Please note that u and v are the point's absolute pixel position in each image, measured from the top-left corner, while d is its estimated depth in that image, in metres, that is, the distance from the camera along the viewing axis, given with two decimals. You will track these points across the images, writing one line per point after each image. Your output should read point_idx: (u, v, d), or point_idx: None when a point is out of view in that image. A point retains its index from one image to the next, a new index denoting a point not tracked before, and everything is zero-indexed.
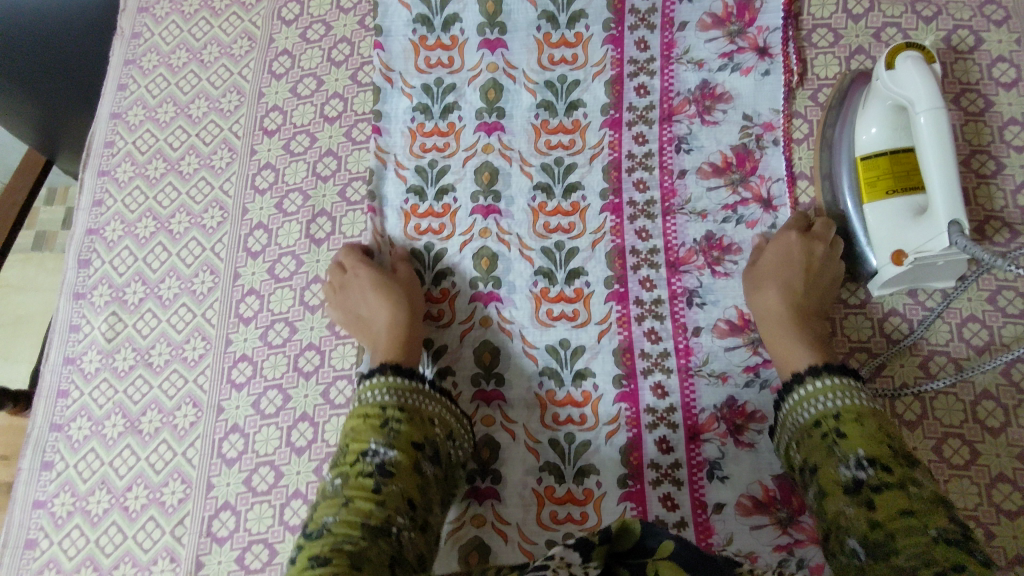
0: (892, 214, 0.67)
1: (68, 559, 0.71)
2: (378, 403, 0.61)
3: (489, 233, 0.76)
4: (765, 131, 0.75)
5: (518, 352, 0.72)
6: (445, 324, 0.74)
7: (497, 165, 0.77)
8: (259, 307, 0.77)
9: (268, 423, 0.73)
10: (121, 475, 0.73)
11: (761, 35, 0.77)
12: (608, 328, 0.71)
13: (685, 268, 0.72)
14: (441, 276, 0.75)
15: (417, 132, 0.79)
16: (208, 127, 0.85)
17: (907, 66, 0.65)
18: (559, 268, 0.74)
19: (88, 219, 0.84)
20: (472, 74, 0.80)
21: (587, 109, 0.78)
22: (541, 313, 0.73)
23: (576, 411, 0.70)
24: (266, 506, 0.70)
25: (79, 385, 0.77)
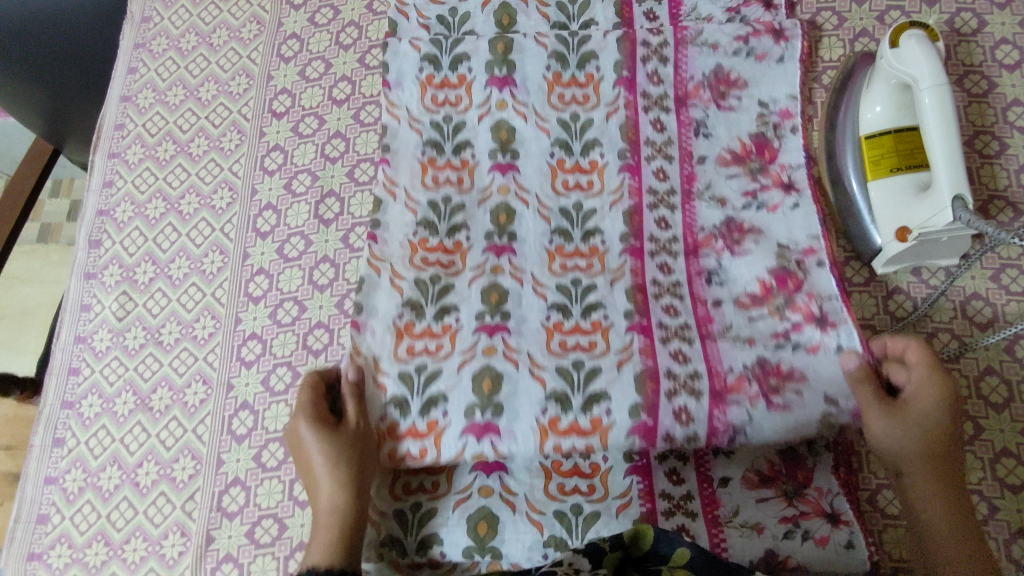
0: (896, 191, 0.68)
1: (80, 534, 0.71)
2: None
3: (508, 190, 0.74)
4: (782, 119, 0.76)
5: (529, 295, 0.69)
6: (453, 272, 0.70)
7: (512, 124, 0.76)
8: (269, 286, 0.78)
9: (278, 400, 0.73)
10: (132, 451, 0.74)
11: (775, 20, 0.79)
12: (623, 276, 0.69)
13: (704, 251, 0.72)
14: (455, 228, 0.72)
15: (426, 83, 0.78)
16: (217, 109, 0.86)
17: (911, 44, 0.66)
18: (576, 226, 0.72)
19: (99, 200, 0.85)
20: (482, 31, 0.79)
21: (599, 62, 0.77)
22: (553, 265, 0.70)
23: (584, 339, 0.66)
24: (276, 481, 0.70)
25: (91, 362, 0.78)
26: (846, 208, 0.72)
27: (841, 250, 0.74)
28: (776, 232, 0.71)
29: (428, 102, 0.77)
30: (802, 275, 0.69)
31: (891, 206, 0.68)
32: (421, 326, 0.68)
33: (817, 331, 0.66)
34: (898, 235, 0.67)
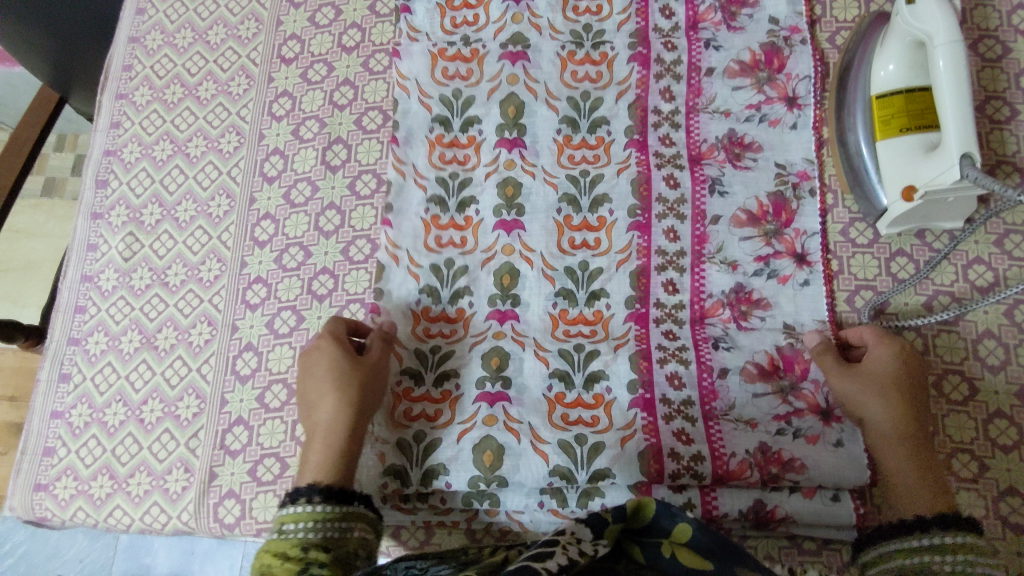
0: (904, 150, 0.67)
1: (85, 467, 0.72)
2: (298, 543, 0.51)
3: (513, 250, 0.73)
4: (792, 34, 0.78)
5: (530, 358, 0.69)
6: (455, 338, 0.70)
7: (520, 180, 0.75)
8: (274, 231, 0.78)
9: (282, 342, 0.74)
10: (137, 389, 0.74)
11: (790, 82, 0.76)
12: (626, 343, 0.69)
13: (710, 319, 0.70)
14: (464, 204, 0.75)
15: (435, 142, 0.77)
16: (225, 54, 0.86)
17: (928, 0, 0.66)
18: (581, 288, 0.71)
19: (106, 140, 0.85)
20: (491, 87, 0.78)
21: (611, 127, 0.76)
22: (555, 330, 0.70)
23: (587, 326, 0.70)
24: (278, 422, 0.71)
25: (97, 301, 0.78)
26: (852, 171, 0.72)
27: (846, 210, 0.74)
28: (784, 309, 0.70)
29: (447, 24, 0.80)
30: (811, 357, 0.67)
31: (897, 165, 0.68)
32: (422, 391, 0.68)
33: (818, 421, 0.65)
34: (904, 194, 0.67)
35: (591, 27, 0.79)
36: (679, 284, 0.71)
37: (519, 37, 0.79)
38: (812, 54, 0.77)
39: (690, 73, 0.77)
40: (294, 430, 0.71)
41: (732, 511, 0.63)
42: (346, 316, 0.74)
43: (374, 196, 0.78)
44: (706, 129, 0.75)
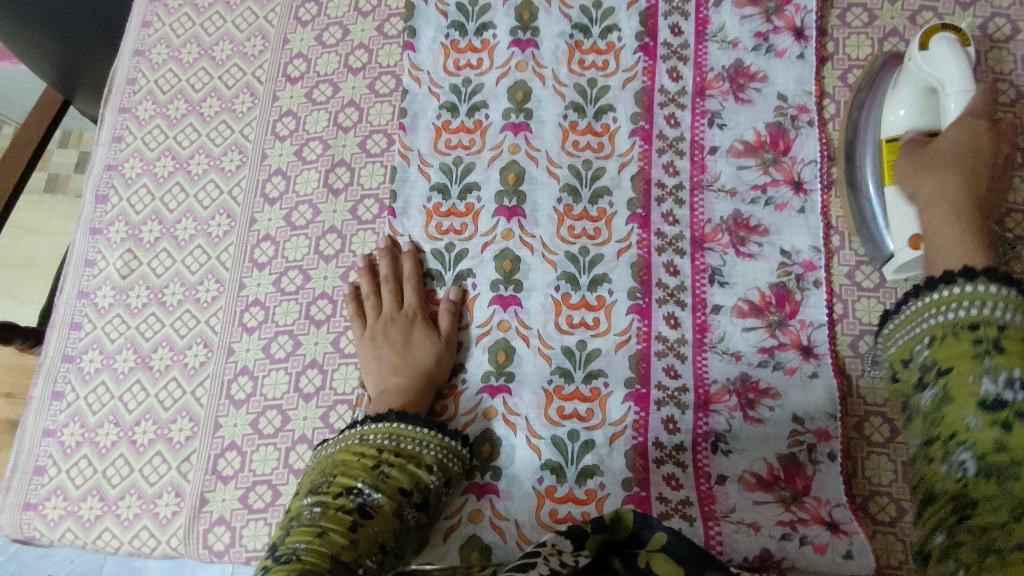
0: (909, 196, 0.66)
1: (75, 488, 0.72)
2: (376, 446, 0.61)
3: (509, 326, 0.73)
4: (799, 113, 0.77)
5: (522, 444, 0.68)
6: (446, 419, 0.70)
7: (518, 253, 0.75)
8: (274, 253, 0.77)
9: (278, 367, 0.73)
10: (130, 409, 0.74)
11: (795, 166, 0.75)
12: (623, 432, 0.68)
13: (715, 407, 0.68)
14: (461, 277, 0.75)
15: (433, 212, 0.77)
16: (231, 70, 0.85)
17: (942, 47, 0.66)
18: (578, 368, 0.70)
19: (108, 154, 0.84)
20: (492, 155, 0.78)
21: (613, 198, 0.76)
22: (550, 410, 0.69)
23: (583, 405, 0.69)
24: (272, 449, 0.71)
25: (93, 318, 0.78)
26: (858, 216, 0.72)
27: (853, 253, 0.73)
28: (793, 402, 0.68)
29: (450, 66, 0.81)
30: (811, 471, 0.66)
31: (897, 213, 0.67)
32: None
33: (826, 530, 0.63)
34: (912, 244, 0.65)
35: (596, 82, 0.79)
36: (680, 319, 0.71)
37: (522, 86, 0.79)
38: (817, 134, 0.76)
39: (693, 150, 0.77)
40: (287, 458, 0.70)
41: (736, 558, 0.62)
42: (343, 343, 0.74)
43: (377, 221, 0.78)
44: (711, 210, 0.75)
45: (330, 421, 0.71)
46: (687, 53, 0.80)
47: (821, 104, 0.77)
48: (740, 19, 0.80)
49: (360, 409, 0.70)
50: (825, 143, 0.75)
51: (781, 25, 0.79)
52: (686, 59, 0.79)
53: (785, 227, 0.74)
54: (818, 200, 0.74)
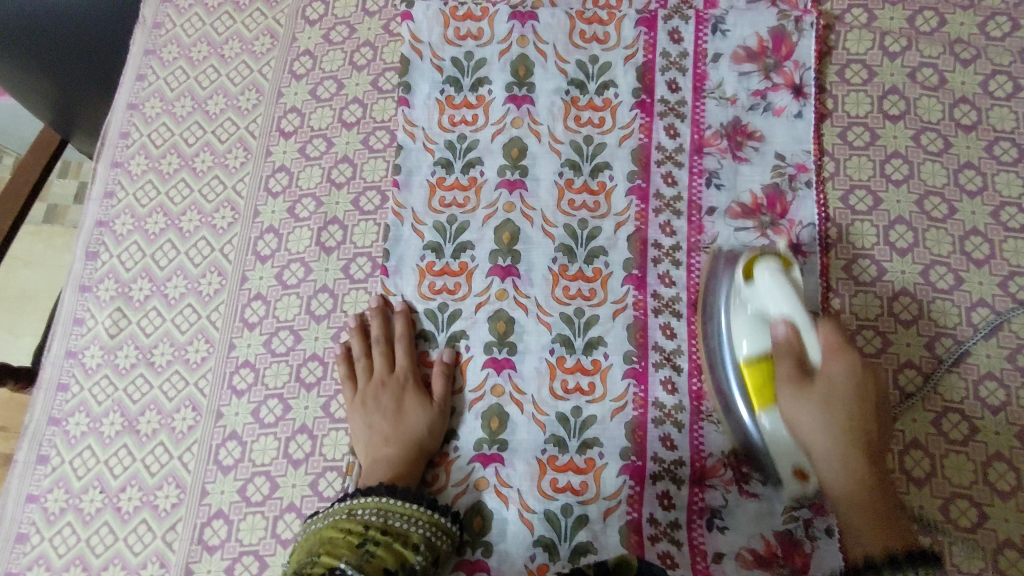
0: (780, 427, 0.62)
1: (58, 557, 0.70)
2: (363, 522, 0.59)
3: (502, 391, 0.71)
4: (797, 172, 0.76)
5: (513, 518, 0.67)
6: (437, 490, 0.69)
7: (512, 314, 0.73)
8: (265, 313, 0.76)
9: (267, 433, 0.72)
10: (116, 474, 0.72)
11: (793, 229, 0.74)
12: (617, 507, 0.66)
13: (712, 480, 0.67)
14: (454, 338, 0.73)
15: (426, 270, 0.75)
16: (224, 124, 0.84)
17: (767, 279, 0.63)
18: (572, 437, 0.69)
19: (99, 209, 0.83)
20: (487, 214, 0.77)
21: (608, 259, 0.74)
22: (543, 482, 0.67)
23: (576, 477, 0.67)
24: (259, 517, 0.69)
25: (80, 379, 0.76)
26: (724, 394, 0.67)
27: (853, 318, 0.72)
28: None
29: (444, 122, 0.80)
30: (809, 548, 0.64)
31: (781, 450, 0.63)
32: None
33: None
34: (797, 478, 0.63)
35: (592, 139, 0.78)
36: (677, 384, 0.70)
37: (517, 143, 0.78)
38: (815, 194, 0.75)
39: (690, 211, 0.76)
40: (275, 527, 0.69)
41: None
42: (333, 408, 0.72)
43: (369, 280, 0.76)
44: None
45: (319, 489, 0.69)
46: (684, 110, 0.79)
47: (821, 162, 0.76)
48: (738, 76, 0.79)
49: (351, 478, 0.69)
50: (823, 204, 0.74)
51: (779, 82, 0.78)
52: (684, 117, 0.78)
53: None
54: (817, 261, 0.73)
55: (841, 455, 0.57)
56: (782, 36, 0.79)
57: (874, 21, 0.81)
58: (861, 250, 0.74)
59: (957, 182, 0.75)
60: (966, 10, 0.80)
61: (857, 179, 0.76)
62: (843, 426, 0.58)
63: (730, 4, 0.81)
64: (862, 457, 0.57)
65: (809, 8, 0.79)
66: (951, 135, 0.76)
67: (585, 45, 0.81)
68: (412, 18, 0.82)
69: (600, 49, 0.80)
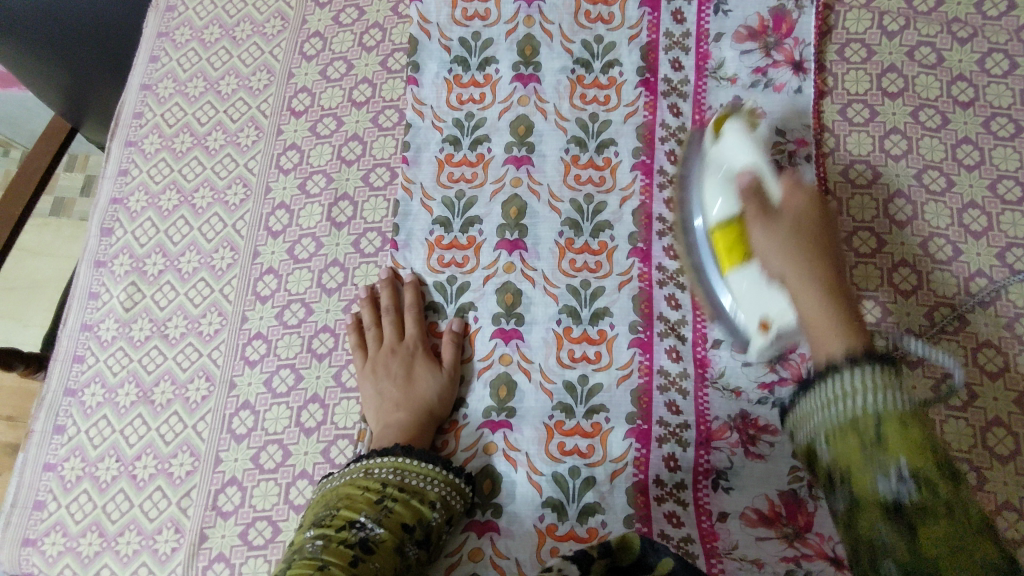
0: (752, 281, 0.63)
1: (75, 523, 0.71)
2: (380, 480, 0.60)
3: (510, 360, 0.73)
4: (798, 147, 0.78)
5: (522, 481, 0.68)
6: (447, 455, 0.70)
7: (519, 286, 0.75)
8: (277, 286, 0.78)
9: (279, 402, 0.73)
10: (131, 443, 0.74)
11: None
12: (624, 468, 0.68)
13: (716, 444, 0.68)
14: (463, 309, 0.75)
15: (435, 244, 0.77)
16: (236, 105, 0.86)
17: (732, 135, 0.68)
18: (580, 404, 0.70)
19: (113, 188, 0.85)
20: (494, 189, 0.78)
21: (614, 232, 0.76)
22: (551, 446, 0.69)
23: (584, 441, 0.69)
24: (272, 484, 0.70)
25: (95, 351, 0.78)
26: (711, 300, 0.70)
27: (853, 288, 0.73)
28: None
29: (452, 100, 0.81)
30: (812, 507, 0.65)
31: (749, 297, 0.64)
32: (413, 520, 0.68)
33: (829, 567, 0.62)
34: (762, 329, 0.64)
35: (597, 116, 0.80)
36: (681, 353, 0.71)
37: (523, 120, 0.80)
38: (815, 170, 0.77)
39: None
40: (287, 493, 0.70)
41: None
42: (344, 377, 0.74)
43: (379, 254, 0.78)
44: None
45: (330, 456, 0.70)
46: (686, 89, 0.80)
47: (821, 137, 0.78)
48: (741, 54, 0.81)
49: (363, 444, 0.70)
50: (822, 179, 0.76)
51: (780, 60, 0.80)
52: (686, 95, 0.80)
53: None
54: None
55: (805, 261, 0.57)
56: (782, 16, 0.81)
57: (873, 1, 0.82)
58: (861, 223, 0.75)
59: (955, 156, 0.76)
60: None
61: (857, 154, 0.77)
62: (801, 239, 0.58)
63: None
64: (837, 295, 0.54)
65: None
66: (949, 111, 0.78)
67: (590, 25, 0.82)
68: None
69: (605, 29, 0.82)
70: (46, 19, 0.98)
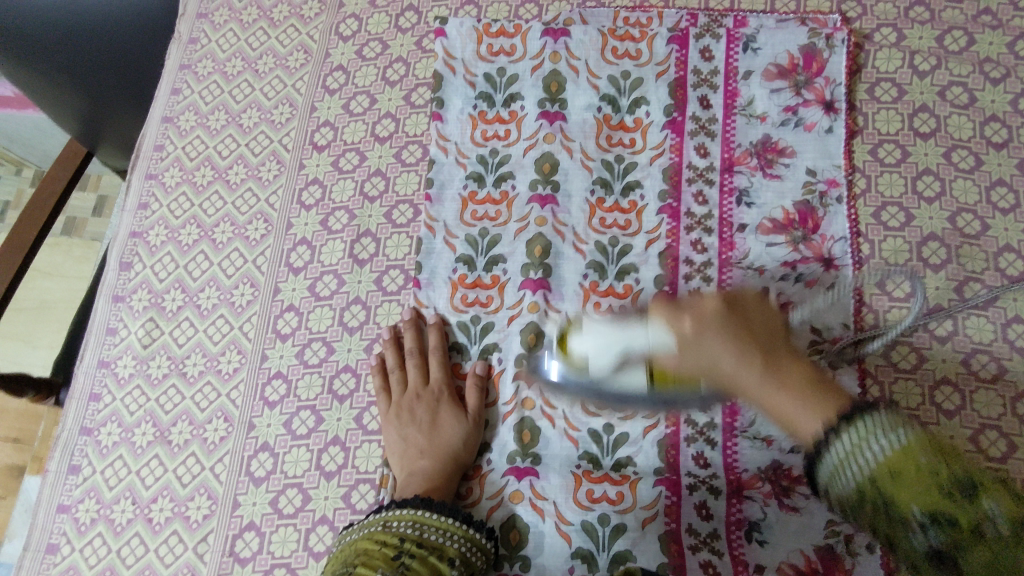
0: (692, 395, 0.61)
1: (88, 568, 0.70)
2: (398, 534, 0.58)
3: (534, 404, 0.71)
4: (829, 188, 0.76)
5: (551, 531, 0.66)
6: (472, 503, 0.68)
7: (543, 327, 0.73)
8: (298, 324, 0.76)
9: (299, 445, 0.72)
10: (147, 485, 0.72)
11: (825, 243, 0.75)
12: (655, 517, 0.66)
13: (748, 494, 0.66)
14: (487, 351, 0.74)
15: (458, 284, 0.76)
16: (258, 138, 0.85)
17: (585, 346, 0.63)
18: (606, 454, 0.69)
19: (133, 221, 0.84)
20: (519, 228, 0.77)
21: (639, 275, 0.75)
22: (579, 494, 0.67)
23: (612, 489, 0.67)
24: (291, 530, 0.69)
25: (112, 389, 0.77)
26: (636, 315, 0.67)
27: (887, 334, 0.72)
28: None
29: (477, 137, 0.80)
30: (849, 564, 0.63)
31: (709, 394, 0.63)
32: None
33: None
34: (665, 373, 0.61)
35: (623, 158, 0.79)
36: None
37: (549, 157, 0.79)
38: (846, 213, 0.75)
39: (722, 228, 0.76)
40: (307, 540, 0.68)
41: None
42: (366, 420, 0.72)
43: (401, 293, 0.76)
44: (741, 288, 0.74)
45: (351, 501, 0.69)
46: (715, 127, 0.79)
47: (852, 178, 0.77)
48: (770, 93, 0.80)
49: (386, 490, 0.68)
50: (853, 221, 0.75)
51: (810, 99, 0.79)
52: (714, 134, 0.79)
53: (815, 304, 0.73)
54: (849, 275, 0.73)
55: (740, 352, 0.52)
56: (813, 54, 0.80)
57: (903, 40, 0.82)
58: (894, 266, 0.74)
59: (989, 199, 0.75)
60: (995, 29, 0.81)
61: (889, 196, 0.76)
62: (752, 354, 0.51)
63: (761, 23, 0.82)
64: (760, 362, 0.51)
65: (839, 27, 0.81)
66: (983, 153, 0.77)
67: (617, 61, 0.82)
68: (445, 34, 0.83)
69: (632, 65, 0.81)
70: (69, 50, 0.97)
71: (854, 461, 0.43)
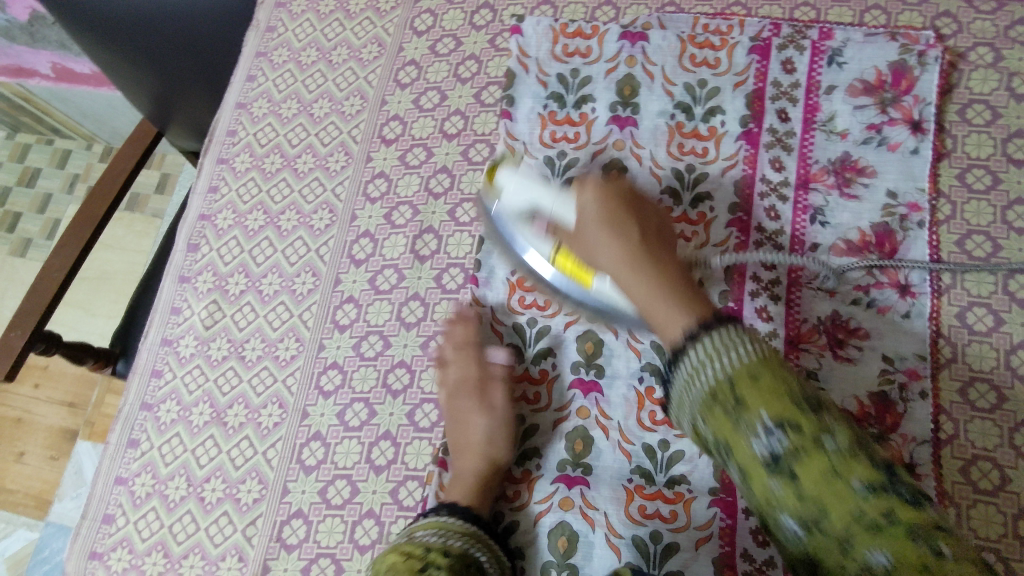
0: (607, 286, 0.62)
1: (141, 541, 0.72)
2: (423, 544, 0.59)
3: (589, 414, 0.69)
4: (910, 212, 0.73)
5: (600, 542, 0.65)
6: (519, 506, 0.68)
7: (601, 336, 0.71)
8: (356, 316, 0.77)
9: (351, 436, 0.72)
10: (201, 464, 0.73)
11: (902, 269, 0.71)
12: (709, 539, 0.64)
13: None
14: (542, 356, 0.72)
15: (516, 285, 0.74)
16: (328, 128, 0.86)
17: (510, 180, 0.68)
18: (660, 471, 0.67)
19: (203, 204, 0.85)
20: None
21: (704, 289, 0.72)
22: (631, 508, 0.66)
23: (666, 506, 0.65)
24: (338, 521, 0.69)
25: (173, 367, 0.78)
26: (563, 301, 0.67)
27: (965, 368, 0.68)
28: None
29: (546, 138, 0.79)
30: None
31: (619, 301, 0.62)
32: None
33: None
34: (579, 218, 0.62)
35: (694, 168, 0.77)
36: None
37: (617, 164, 0.77)
38: (926, 239, 0.72)
39: (793, 246, 0.73)
40: (353, 532, 0.68)
41: None
42: (418, 416, 0.72)
43: (460, 291, 0.76)
44: (808, 311, 0.71)
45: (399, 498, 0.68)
46: (792, 141, 0.76)
47: (936, 203, 0.73)
48: (853, 109, 0.76)
49: (431, 487, 0.68)
50: (934, 249, 0.72)
51: (896, 117, 0.75)
52: (791, 148, 0.76)
53: (889, 332, 0.69)
54: (928, 304, 0.69)
55: (618, 231, 0.57)
56: (903, 70, 0.76)
57: (1001, 61, 0.77)
58: (977, 298, 0.70)
59: None
60: None
61: (976, 224, 0.72)
62: (627, 234, 0.56)
63: (848, 36, 0.79)
64: (632, 236, 0.56)
65: (932, 43, 0.77)
66: None
67: (694, 69, 0.80)
68: (521, 32, 0.83)
69: (710, 74, 0.79)
70: (149, 38, 1.00)
71: (708, 365, 0.44)
